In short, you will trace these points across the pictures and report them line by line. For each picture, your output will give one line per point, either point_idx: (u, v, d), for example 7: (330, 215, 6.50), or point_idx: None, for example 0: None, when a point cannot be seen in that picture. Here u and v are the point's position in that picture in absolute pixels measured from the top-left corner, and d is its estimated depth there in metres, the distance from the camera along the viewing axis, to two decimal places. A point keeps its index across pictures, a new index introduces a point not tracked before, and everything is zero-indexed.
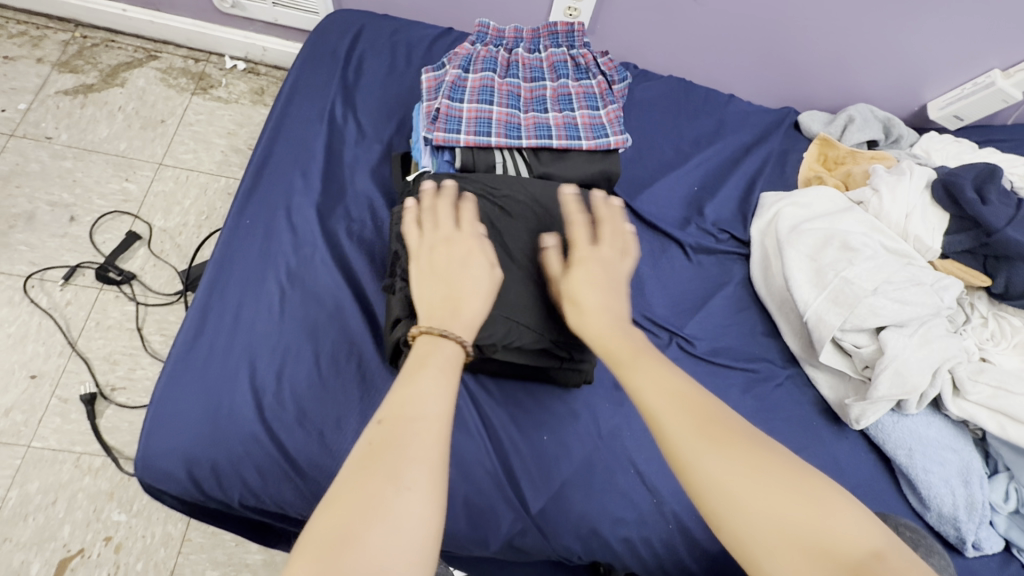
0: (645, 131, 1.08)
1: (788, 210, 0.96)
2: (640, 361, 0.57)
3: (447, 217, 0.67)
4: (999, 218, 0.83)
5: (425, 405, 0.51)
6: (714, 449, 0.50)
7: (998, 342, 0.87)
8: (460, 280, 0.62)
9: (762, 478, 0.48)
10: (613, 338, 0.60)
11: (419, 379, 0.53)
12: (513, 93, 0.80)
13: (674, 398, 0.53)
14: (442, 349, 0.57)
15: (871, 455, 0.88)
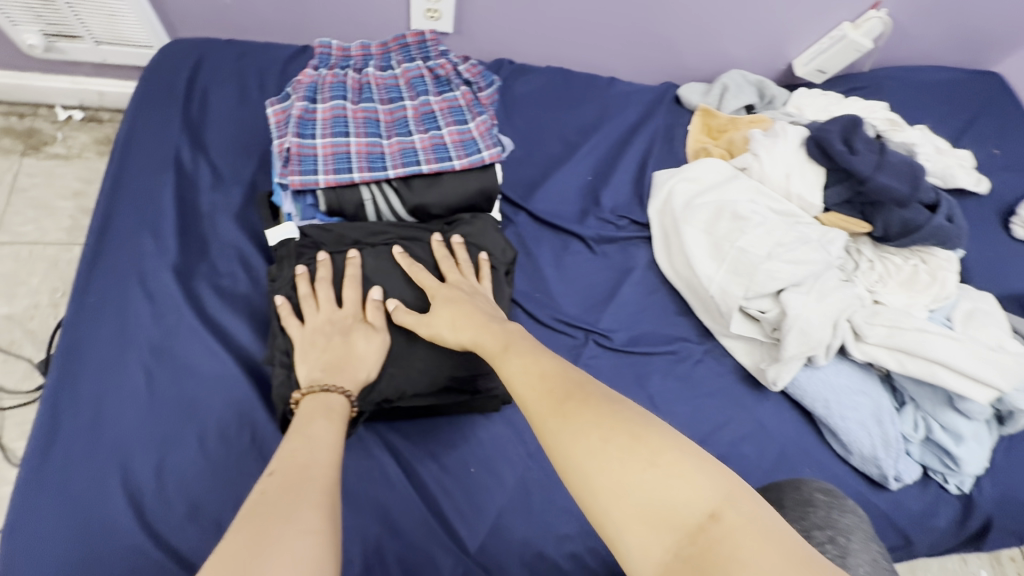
0: (529, 127, 1.04)
1: (680, 188, 0.97)
2: (506, 346, 0.58)
3: (327, 285, 0.66)
4: (867, 166, 0.86)
5: (311, 452, 0.51)
6: (568, 417, 0.49)
7: (887, 282, 0.91)
8: (345, 339, 0.63)
9: (611, 440, 0.46)
10: (479, 337, 0.60)
11: (304, 430, 0.53)
12: (371, 119, 0.74)
13: (536, 378, 0.54)
14: (329, 402, 0.57)
15: (794, 412, 0.90)
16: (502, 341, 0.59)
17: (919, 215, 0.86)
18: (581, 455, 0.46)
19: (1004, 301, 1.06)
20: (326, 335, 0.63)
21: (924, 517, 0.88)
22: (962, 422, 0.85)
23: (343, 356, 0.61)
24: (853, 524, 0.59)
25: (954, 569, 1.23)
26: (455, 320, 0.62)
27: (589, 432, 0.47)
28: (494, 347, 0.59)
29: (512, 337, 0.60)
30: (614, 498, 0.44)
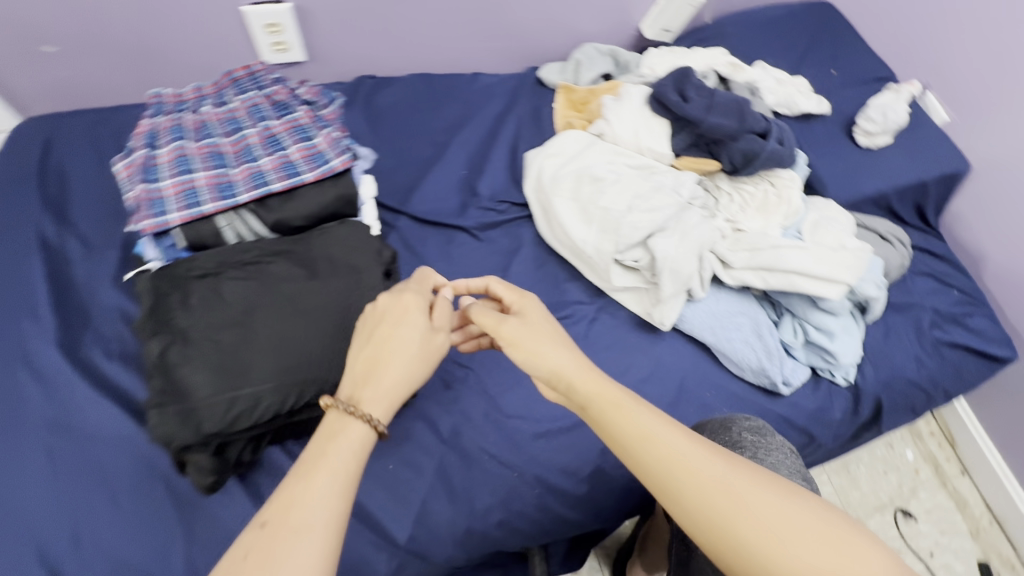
0: (399, 134, 1.08)
1: (546, 164, 1.03)
2: (608, 396, 0.60)
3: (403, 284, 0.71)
4: (698, 108, 0.94)
5: (309, 503, 0.50)
6: (693, 474, 0.54)
7: (744, 210, 0.99)
8: (387, 343, 0.62)
9: (739, 505, 0.52)
10: (596, 386, 0.61)
11: (314, 479, 0.51)
12: (215, 153, 0.76)
13: (645, 434, 0.57)
14: (351, 430, 0.56)
15: (688, 344, 0.97)
16: (598, 388, 0.61)
17: (754, 144, 0.94)
18: (705, 521, 0.53)
19: (860, 206, 1.17)
20: (379, 333, 0.64)
21: (820, 413, 0.97)
22: (830, 319, 0.94)
23: (382, 357, 0.62)
24: (777, 461, 0.70)
25: (882, 456, 1.35)
26: (538, 358, 0.64)
27: (718, 494, 0.53)
28: (593, 394, 0.61)
29: (599, 382, 0.61)
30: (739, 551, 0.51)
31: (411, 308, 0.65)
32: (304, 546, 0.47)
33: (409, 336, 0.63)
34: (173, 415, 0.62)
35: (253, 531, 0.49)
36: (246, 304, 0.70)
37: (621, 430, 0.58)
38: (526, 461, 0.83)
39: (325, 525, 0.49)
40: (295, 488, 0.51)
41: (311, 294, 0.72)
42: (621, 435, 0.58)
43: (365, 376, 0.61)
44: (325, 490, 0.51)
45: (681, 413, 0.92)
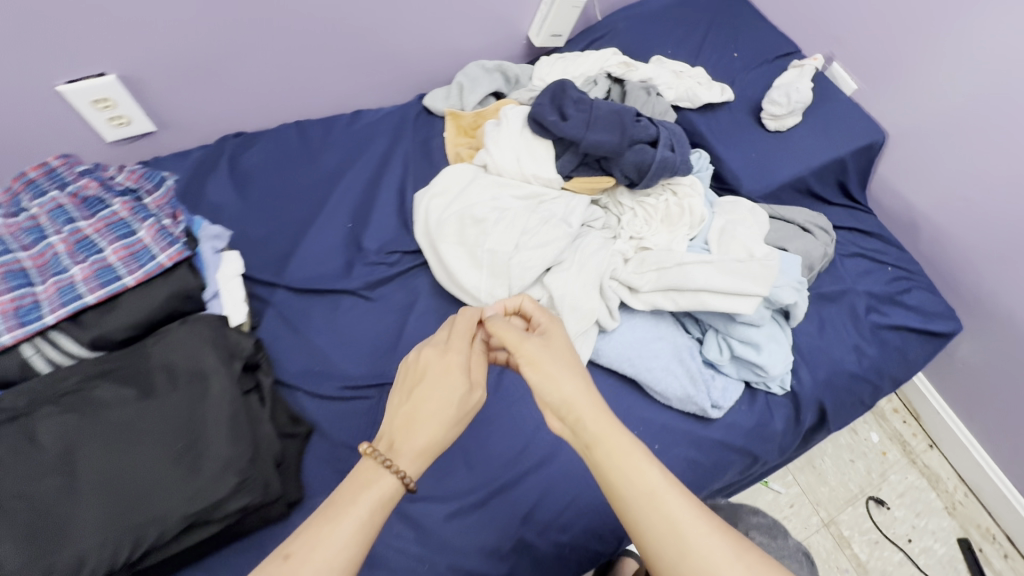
0: (271, 195, 0.99)
1: (432, 205, 0.93)
2: (617, 450, 0.57)
3: (444, 334, 0.69)
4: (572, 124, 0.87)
5: (333, 539, 0.49)
6: (688, 542, 0.52)
7: (648, 224, 0.92)
8: (426, 401, 0.61)
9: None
10: (603, 429, 0.59)
11: (340, 520, 0.51)
12: (11, 270, 0.66)
13: (650, 496, 0.54)
14: (382, 483, 0.55)
15: (611, 379, 0.89)
16: (611, 434, 0.58)
17: (644, 154, 0.87)
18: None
19: (779, 194, 1.10)
20: (416, 388, 0.63)
21: (760, 430, 0.91)
22: (752, 331, 0.87)
23: (420, 415, 0.60)
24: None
25: (847, 444, 1.30)
26: (550, 383, 0.63)
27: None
28: (603, 442, 0.58)
29: (610, 432, 0.58)
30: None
31: (455, 364, 0.65)
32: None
33: (445, 397, 0.62)
34: None
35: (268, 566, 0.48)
36: (63, 444, 0.60)
37: (623, 484, 0.55)
38: (439, 548, 0.75)
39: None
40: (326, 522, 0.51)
41: (145, 417, 0.62)
42: (623, 490, 0.55)
43: (413, 416, 0.61)
44: (350, 535, 0.50)
45: None
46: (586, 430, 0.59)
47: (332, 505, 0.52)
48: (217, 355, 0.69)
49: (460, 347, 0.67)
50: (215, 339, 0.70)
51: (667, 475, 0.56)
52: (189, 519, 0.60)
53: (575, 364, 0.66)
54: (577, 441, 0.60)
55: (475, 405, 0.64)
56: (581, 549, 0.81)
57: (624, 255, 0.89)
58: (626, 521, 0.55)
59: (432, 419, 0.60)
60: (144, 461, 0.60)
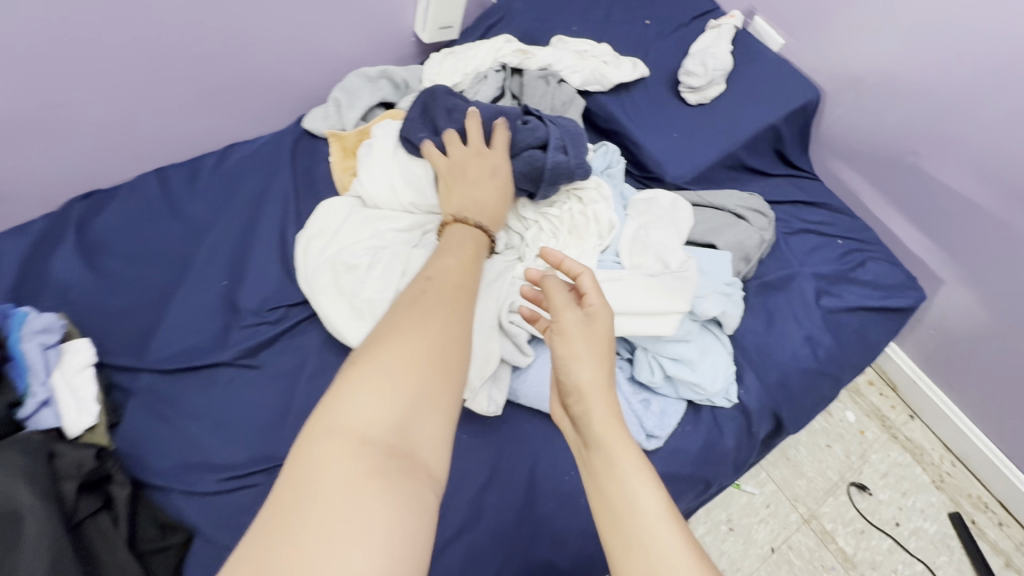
0: (128, 260, 0.86)
1: (309, 249, 0.81)
2: (619, 461, 0.49)
3: (474, 138, 0.75)
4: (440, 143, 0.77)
5: (404, 387, 0.45)
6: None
7: (554, 239, 0.79)
8: (464, 186, 0.72)
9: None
10: (610, 434, 0.50)
11: (408, 371, 0.46)
12: None
13: (644, 521, 0.46)
14: (462, 238, 0.64)
15: (535, 419, 0.80)
16: (619, 441, 0.50)
17: (532, 161, 0.75)
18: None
19: (709, 175, 0.98)
20: (463, 178, 0.72)
21: (708, 451, 0.81)
22: (681, 347, 0.77)
23: (456, 184, 0.72)
24: None
25: (821, 428, 1.21)
26: (571, 364, 0.53)
27: None
28: (605, 448, 0.50)
29: (614, 441, 0.50)
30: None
31: (494, 160, 0.73)
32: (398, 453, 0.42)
33: (482, 186, 0.71)
34: None
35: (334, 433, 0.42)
36: None
37: (616, 503, 0.47)
38: None
39: (427, 429, 0.45)
40: (380, 367, 0.45)
41: None
42: (614, 511, 0.47)
43: (461, 224, 0.66)
44: (422, 379, 0.46)
45: (538, 512, 0.75)
46: (592, 432, 0.51)
47: (388, 355, 0.46)
48: (34, 488, 0.58)
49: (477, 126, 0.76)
50: (32, 469, 0.59)
51: (669, 503, 0.47)
52: None
53: (601, 338, 0.55)
54: (583, 445, 0.53)
55: (500, 157, 0.74)
56: None
57: None
58: (609, 552, 0.47)
59: (467, 254, 0.61)
60: None
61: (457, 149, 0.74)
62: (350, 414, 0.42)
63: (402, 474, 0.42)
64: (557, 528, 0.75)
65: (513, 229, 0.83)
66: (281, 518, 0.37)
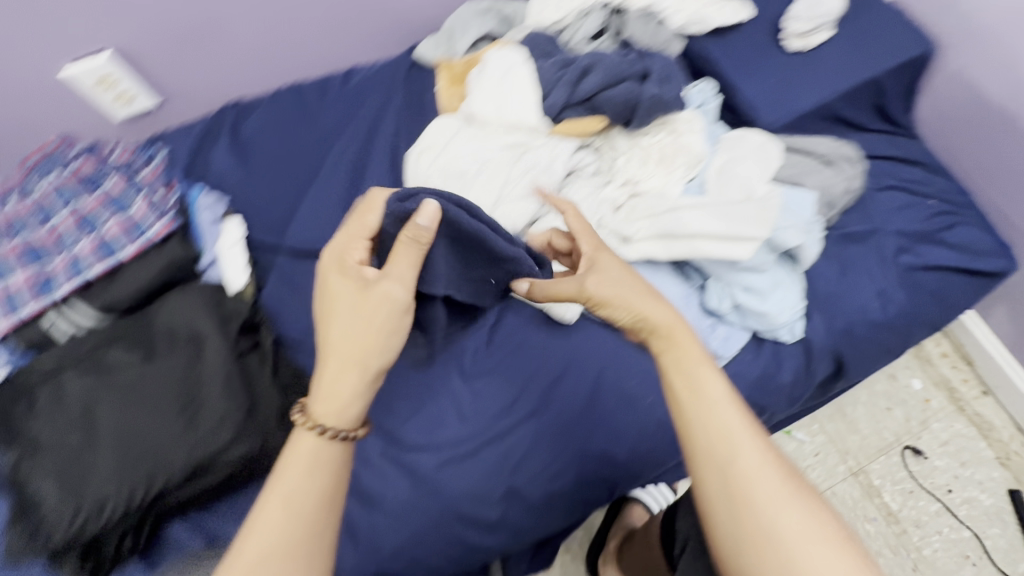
0: (271, 161, 1.02)
1: (417, 162, 0.90)
2: (686, 359, 0.62)
3: (361, 274, 0.63)
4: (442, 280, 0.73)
5: (283, 532, 0.55)
6: (737, 453, 0.56)
7: (642, 167, 0.86)
8: (335, 309, 0.62)
9: (767, 507, 0.53)
10: (677, 330, 0.64)
11: (286, 516, 0.55)
12: (28, 246, 0.73)
13: (713, 406, 0.58)
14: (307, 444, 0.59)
15: (606, 331, 0.88)
16: (682, 347, 0.62)
17: (631, 93, 0.81)
18: (725, 499, 0.55)
19: (803, 123, 0.98)
20: (342, 306, 0.62)
21: (766, 380, 0.86)
22: (757, 279, 0.82)
23: (328, 314, 0.63)
24: None
25: (883, 391, 1.21)
26: (627, 300, 0.66)
27: (751, 483, 0.55)
28: (678, 348, 0.62)
29: (683, 341, 0.63)
30: (741, 543, 0.54)
31: (383, 304, 0.61)
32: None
33: (383, 305, 0.61)
34: (21, 533, 0.62)
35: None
36: (87, 400, 0.68)
37: (687, 394, 0.60)
38: (433, 495, 0.79)
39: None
40: (270, 508, 0.55)
41: (149, 378, 0.69)
42: (684, 398, 0.60)
43: (367, 346, 0.60)
44: (285, 519, 0.55)
45: (601, 409, 0.84)
46: (668, 334, 0.63)
47: (278, 493, 0.56)
48: (212, 319, 0.74)
49: (362, 246, 0.67)
50: (211, 305, 0.75)
51: (731, 390, 0.59)
52: (195, 466, 0.66)
53: (634, 276, 0.69)
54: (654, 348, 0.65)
55: (393, 300, 0.61)
56: (572, 497, 0.82)
57: (615, 204, 0.84)
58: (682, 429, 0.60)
59: (349, 390, 0.60)
60: (156, 417, 0.67)
61: (359, 280, 0.62)
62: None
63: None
64: (614, 426, 0.83)
65: (604, 158, 0.89)
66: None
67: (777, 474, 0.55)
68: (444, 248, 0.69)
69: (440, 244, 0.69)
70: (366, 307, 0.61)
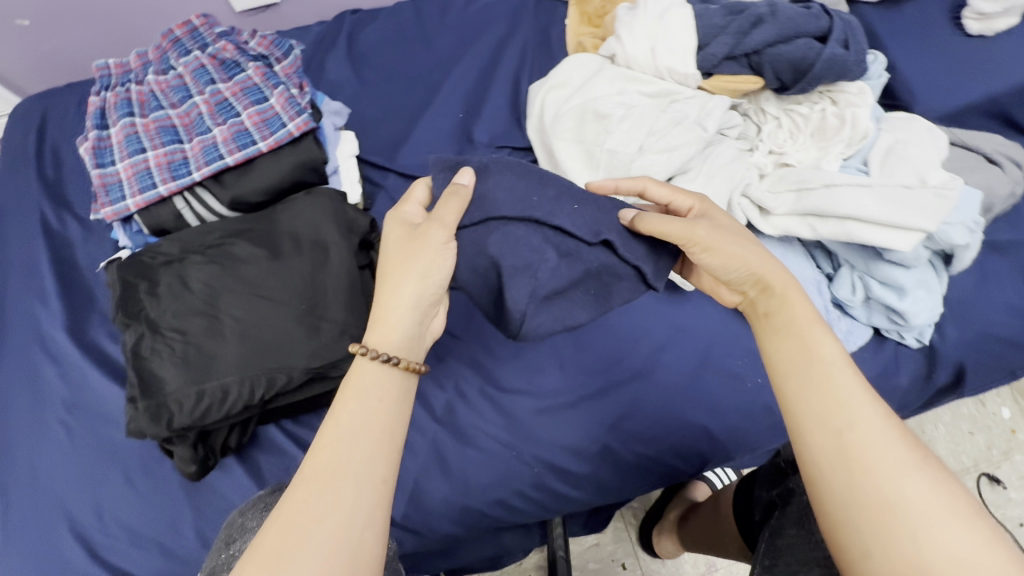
0: (387, 77, 0.96)
1: (550, 98, 0.86)
2: (798, 323, 0.55)
3: (415, 213, 0.65)
4: (516, 209, 0.59)
5: (340, 457, 0.50)
6: (856, 418, 0.49)
7: (795, 138, 0.80)
8: (386, 254, 0.62)
9: (889, 474, 0.46)
10: (776, 274, 0.58)
11: (342, 440, 0.50)
12: (165, 127, 0.74)
13: (828, 369, 0.51)
14: (367, 370, 0.55)
15: (720, 305, 0.83)
16: (790, 292, 0.57)
17: (807, 51, 0.74)
18: (836, 462, 0.48)
19: (964, 117, 0.90)
20: (392, 248, 0.62)
21: (881, 381, 0.81)
22: (900, 273, 0.76)
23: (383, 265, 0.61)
24: None
25: (968, 414, 1.16)
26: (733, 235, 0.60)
27: (842, 427, 0.49)
28: (786, 311, 0.56)
29: (796, 304, 0.57)
30: (853, 510, 0.46)
31: (424, 240, 0.59)
32: (329, 530, 0.46)
33: (416, 253, 0.59)
34: (143, 412, 0.62)
35: (286, 511, 0.47)
36: (211, 289, 0.67)
37: (795, 356, 0.54)
38: (525, 440, 0.78)
39: (357, 524, 0.48)
40: (329, 433, 0.51)
41: (273, 276, 0.68)
42: (791, 361, 0.53)
43: (420, 267, 0.59)
44: (336, 470, 0.49)
45: (705, 383, 0.81)
46: (778, 294, 0.57)
47: (334, 420, 0.52)
48: (336, 227, 0.71)
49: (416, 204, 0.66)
50: (337, 212, 0.72)
51: (849, 358, 0.52)
52: (314, 372, 0.65)
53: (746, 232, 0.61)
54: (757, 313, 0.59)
55: (436, 236, 0.59)
56: (662, 464, 0.80)
57: (761, 170, 0.79)
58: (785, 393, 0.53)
59: (405, 310, 0.58)
60: (279, 316, 0.66)
61: (408, 225, 0.63)
62: (278, 517, 0.47)
63: (350, 540, 0.47)
64: (716, 401, 0.81)
65: (750, 121, 0.84)
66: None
67: (902, 444, 0.47)
68: (496, 182, 0.60)
69: (489, 188, 0.61)
70: (410, 245, 0.60)
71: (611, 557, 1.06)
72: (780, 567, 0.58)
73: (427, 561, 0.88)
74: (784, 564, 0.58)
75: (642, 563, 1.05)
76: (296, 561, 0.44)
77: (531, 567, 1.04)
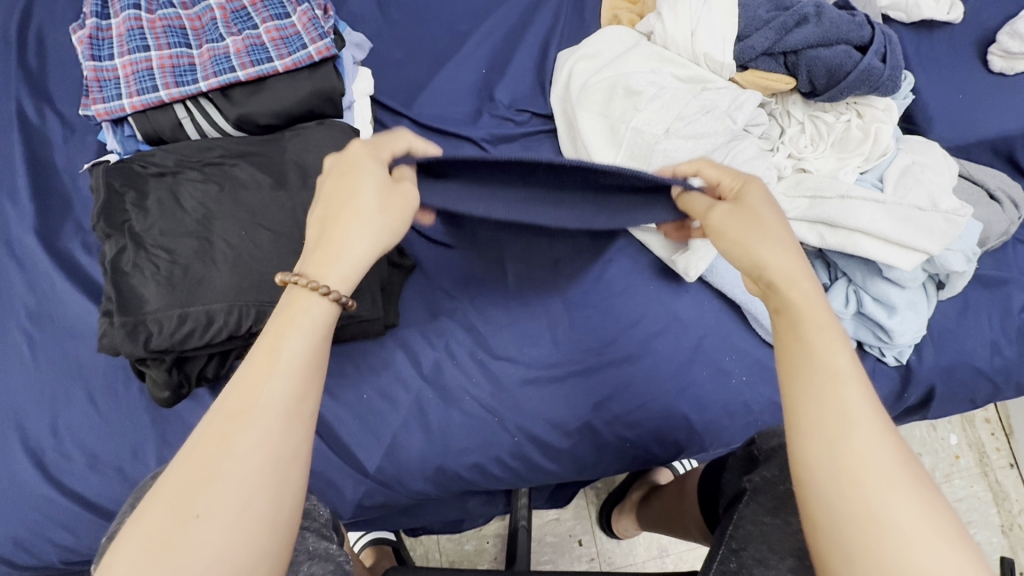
0: (411, 17, 0.91)
1: (579, 67, 0.84)
2: (807, 325, 0.46)
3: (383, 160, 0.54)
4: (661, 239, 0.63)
5: (268, 400, 0.41)
6: (855, 428, 0.41)
7: (817, 146, 0.80)
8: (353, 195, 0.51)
9: (874, 494, 0.39)
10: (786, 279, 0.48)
11: (270, 378, 0.42)
12: (173, 28, 0.69)
13: (835, 375, 0.43)
14: (311, 304, 0.46)
15: (715, 301, 0.83)
16: (815, 309, 0.46)
17: (845, 58, 0.75)
18: (826, 488, 0.40)
19: (973, 151, 0.91)
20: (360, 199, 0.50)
21: None
22: (893, 291, 0.77)
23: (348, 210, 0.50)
24: None
25: (921, 436, 1.21)
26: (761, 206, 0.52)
27: (828, 423, 0.41)
28: (801, 314, 0.46)
29: (804, 305, 0.47)
30: (843, 536, 0.39)
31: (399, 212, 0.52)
32: (251, 468, 0.39)
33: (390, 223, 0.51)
34: (119, 327, 0.58)
35: (194, 455, 0.39)
36: (204, 210, 0.64)
37: (795, 362, 0.45)
38: (509, 408, 0.78)
39: (281, 472, 0.40)
40: (260, 368, 0.42)
41: (274, 205, 0.65)
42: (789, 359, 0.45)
43: (387, 236, 0.51)
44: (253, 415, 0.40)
45: (692, 375, 0.81)
46: (784, 294, 0.48)
47: (267, 356, 0.43)
48: None
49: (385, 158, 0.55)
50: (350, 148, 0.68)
51: (859, 367, 0.43)
52: None
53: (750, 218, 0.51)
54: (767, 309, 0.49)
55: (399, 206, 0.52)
56: (640, 449, 0.81)
57: (780, 172, 0.79)
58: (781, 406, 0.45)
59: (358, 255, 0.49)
60: (276, 247, 0.63)
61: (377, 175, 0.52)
62: (193, 450, 0.39)
63: (267, 492, 0.39)
64: (702, 393, 0.81)
65: (775, 122, 0.84)
66: (182, 532, 0.36)
67: (902, 464, 0.40)
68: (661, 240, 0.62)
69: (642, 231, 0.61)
70: (388, 207, 0.51)
71: (569, 533, 1.07)
72: (749, 554, 0.54)
73: (390, 517, 0.88)
74: (754, 552, 0.53)
75: (598, 542, 1.07)
76: (211, 505, 0.37)
77: (490, 534, 1.05)
